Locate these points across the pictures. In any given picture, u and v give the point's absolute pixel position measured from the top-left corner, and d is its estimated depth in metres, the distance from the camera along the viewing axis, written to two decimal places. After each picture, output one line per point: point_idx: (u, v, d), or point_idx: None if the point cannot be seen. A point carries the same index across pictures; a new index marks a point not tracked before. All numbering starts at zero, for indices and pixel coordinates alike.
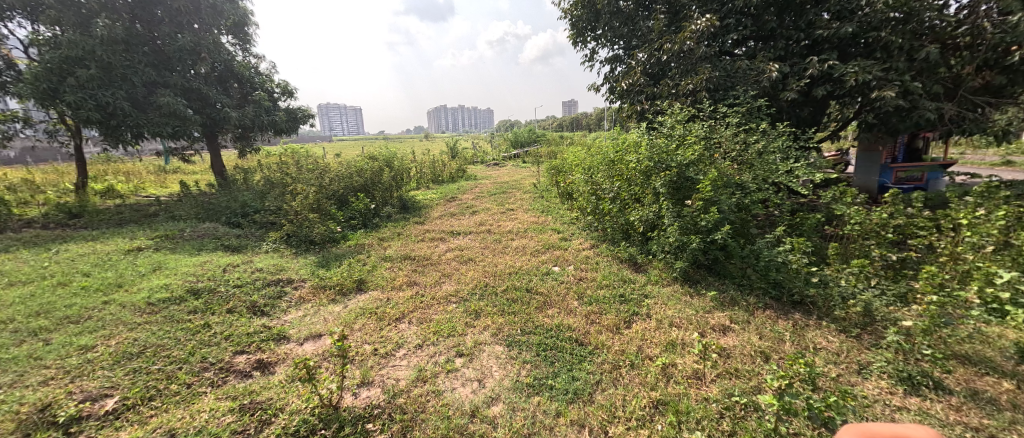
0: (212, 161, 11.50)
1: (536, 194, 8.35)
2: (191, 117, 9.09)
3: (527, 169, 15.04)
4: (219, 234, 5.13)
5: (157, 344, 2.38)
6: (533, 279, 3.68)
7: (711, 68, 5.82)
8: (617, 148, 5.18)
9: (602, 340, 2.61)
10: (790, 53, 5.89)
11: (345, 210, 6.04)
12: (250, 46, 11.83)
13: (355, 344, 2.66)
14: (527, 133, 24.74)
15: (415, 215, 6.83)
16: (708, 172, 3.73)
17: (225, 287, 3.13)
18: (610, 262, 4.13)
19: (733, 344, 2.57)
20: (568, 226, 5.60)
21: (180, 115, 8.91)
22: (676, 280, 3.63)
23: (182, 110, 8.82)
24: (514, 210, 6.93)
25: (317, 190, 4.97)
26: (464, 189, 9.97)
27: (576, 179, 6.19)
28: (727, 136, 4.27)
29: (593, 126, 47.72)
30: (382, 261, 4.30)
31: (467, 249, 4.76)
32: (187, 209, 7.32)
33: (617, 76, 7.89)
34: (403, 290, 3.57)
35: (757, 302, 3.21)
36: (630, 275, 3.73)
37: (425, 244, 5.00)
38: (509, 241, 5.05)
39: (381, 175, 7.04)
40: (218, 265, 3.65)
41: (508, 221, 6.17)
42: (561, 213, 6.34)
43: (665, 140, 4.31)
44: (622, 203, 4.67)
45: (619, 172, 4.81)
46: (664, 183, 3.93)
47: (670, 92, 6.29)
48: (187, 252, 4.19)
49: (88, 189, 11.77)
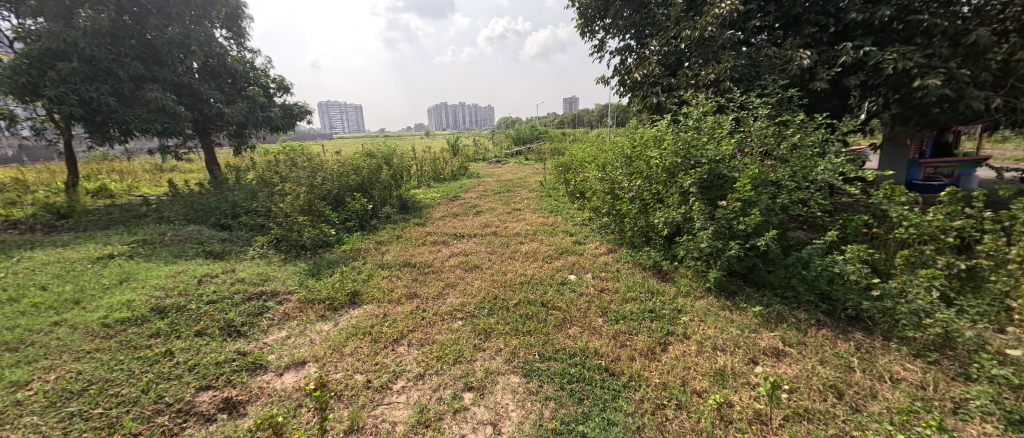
0: (206, 159, 11.08)
1: (543, 193, 7.93)
2: (182, 114, 8.65)
3: (530, 166, 14.61)
4: (203, 238, 4.73)
5: (105, 379, 1.98)
6: (549, 291, 3.27)
7: (735, 56, 5.37)
8: (636, 144, 4.76)
9: (637, 369, 2.19)
10: (817, 40, 5.41)
11: (340, 211, 5.64)
12: (243, 40, 11.40)
13: (344, 374, 2.26)
14: (528, 129, 24.27)
15: (416, 216, 6.42)
16: (745, 170, 3.30)
17: (197, 303, 2.73)
18: (632, 270, 3.72)
19: (794, 375, 2.15)
20: (582, 228, 5.19)
21: (169, 111, 8.47)
22: (710, 292, 3.21)
23: (171, 106, 8.39)
24: (520, 210, 6.52)
25: (309, 191, 4.57)
26: (467, 188, 9.56)
27: (589, 177, 5.77)
28: (762, 129, 3.82)
29: (595, 123, 47.19)
30: (378, 268, 3.90)
31: (472, 254, 4.34)
32: (176, 210, 6.93)
33: (628, 68, 7.43)
34: (402, 304, 3.16)
35: (808, 318, 2.79)
36: (657, 285, 3.31)
37: (426, 249, 4.60)
38: (518, 244, 4.64)
39: (379, 174, 6.62)
40: (194, 275, 3.24)
41: (515, 222, 5.75)
42: (573, 214, 5.93)
43: (691, 133, 3.87)
44: (642, 203, 4.26)
45: (639, 169, 4.39)
46: (694, 182, 3.50)
47: (688, 83, 5.85)
48: (163, 260, 3.79)
49: (79, 188, 11.39)
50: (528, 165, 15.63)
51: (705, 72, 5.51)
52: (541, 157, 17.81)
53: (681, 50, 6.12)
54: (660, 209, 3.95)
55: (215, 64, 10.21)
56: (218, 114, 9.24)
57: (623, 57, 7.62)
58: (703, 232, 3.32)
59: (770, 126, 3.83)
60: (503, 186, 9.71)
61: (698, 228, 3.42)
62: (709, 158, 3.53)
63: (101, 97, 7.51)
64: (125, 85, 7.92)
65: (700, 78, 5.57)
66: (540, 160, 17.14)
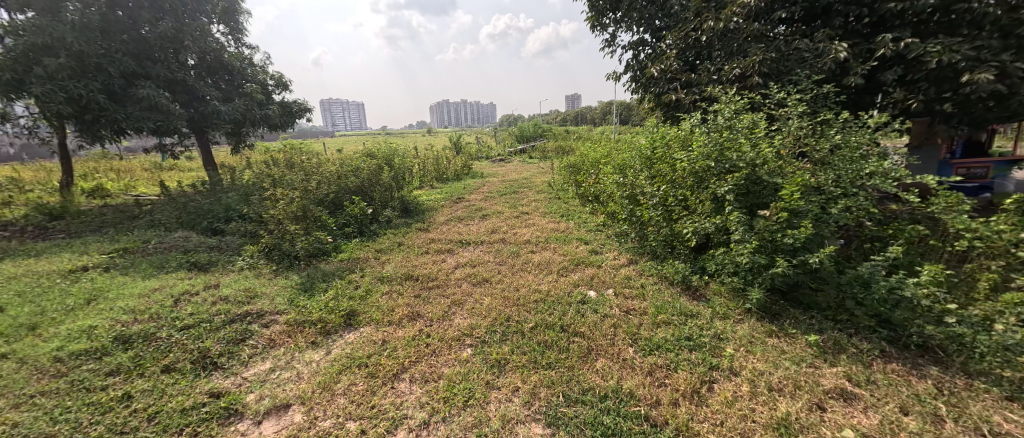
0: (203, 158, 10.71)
1: (552, 195, 7.55)
2: (176, 112, 8.27)
3: (535, 165, 14.25)
4: (190, 246, 4.40)
5: (45, 434, 1.63)
6: (568, 311, 2.92)
7: (763, 49, 4.96)
8: (659, 144, 4.38)
9: (684, 419, 1.84)
10: (850, 32, 4.96)
11: (337, 216, 5.30)
12: (241, 35, 11.03)
13: (334, 421, 1.91)
14: (532, 127, 23.82)
15: (418, 220, 6.08)
16: (791, 176, 2.92)
17: (171, 331, 2.38)
18: (659, 285, 3.35)
19: (875, 429, 1.79)
20: (597, 235, 4.81)
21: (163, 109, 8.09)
22: (751, 313, 2.84)
23: (165, 104, 8.00)
24: (529, 214, 6.17)
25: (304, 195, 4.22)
26: (471, 188, 9.22)
27: (603, 180, 5.40)
28: (804, 128, 3.42)
29: (599, 120, 46.68)
30: (378, 283, 3.54)
31: (480, 266, 3.98)
32: (168, 213, 6.63)
33: (642, 63, 7.03)
34: (404, 327, 2.80)
35: (871, 349, 2.42)
36: (690, 305, 2.94)
37: (429, 259, 4.24)
38: (530, 254, 4.28)
39: (378, 176, 6.26)
40: (171, 294, 2.90)
41: (524, 227, 5.41)
42: (586, 219, 5.55)
43: (725, 133, 3.48)
44: (667, 210, 3.88)
45: (663, 173, 4.01)
46: (729, 188, 3.13)
47: (710, 79, 5.44)
48: (143, 273, 3.46)
49: (74, 188, 11.12)
50: (533, 164, 15.23)
51: (729, 66, 5.10)
52: (545, 156, 17.41)
53: (702, 43, 5.70)
54: (688, 217, 3.59)
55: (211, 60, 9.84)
56: (215, 112, 8.91)
57: (636, 52, 7.21)
58: (742, 245, 2.94)
59: (812, 125, 3.43)
60: (509, 186, 9.36)
61: (735, 240, 3.05)
62: (749, 161, 3.14)
63: (90, 94, 7.15)
64: (116, 82, 7.54)
65: (724, 73, 5.17)
66: (545, 159, 16.74)
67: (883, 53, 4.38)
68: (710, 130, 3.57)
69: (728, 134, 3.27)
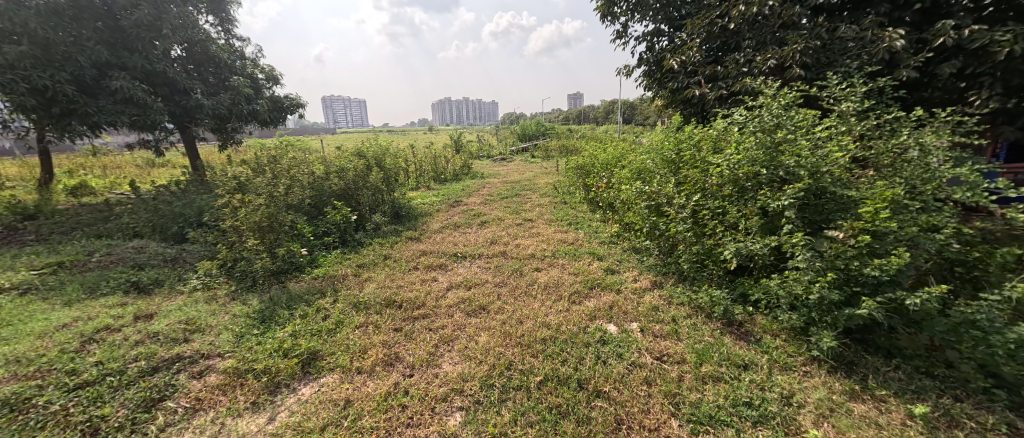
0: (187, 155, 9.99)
1: (558, 199, 6.93)
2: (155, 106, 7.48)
3: (538, 165, 13.63)
4: (142, 259, 3.82)
5: None
6: (585, 356, 2.31)
7: (803, 37, 4.31)
8: (687, 145, 3.76)
9: None
10: (894, 21, 4.14)
11: (317, 224, 4.70)
12: (230, 25, 10.38)
13: None
14: (533, 126, 23.11)
15: (409, 227, 5.48)
16: (871, 189, 2.29)
17: (53, 397, 1.79)
18: (694, 317, 2.75)
19: None
20: (612, 249, 4.20)
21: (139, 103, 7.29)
22: (819, 363, 2.23)
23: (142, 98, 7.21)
24: (533, 221, 5.57)
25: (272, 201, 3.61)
26: (471, 190, 8.62)
27: (618, 185, 4.78)
28: (874, 128, 2.78)
29: (602, 119, 45.99)
30: (352, 310, 2.93)
31: (476, 288, 3.37)
32: (138, 216, 6.04)
33: (659, 55, 6.38)
34: (377, 378, 2.20)
35: (998, 425, 1.80)
36: (739, 350, 2.34)
37: (417, 278, 3.62)
38: (535, 272, 3.67)
39: (365, 178, 5.64)
40: (84, 331, 2.30)
41: (528, 237, 4.81)
42: (598, 229, 4.94)
43: (776, 133, 2.84)
44: (700, 223, 3.26)
45: (693, 180, 3.40)
46: (790, 201, 2.49)
47: (738, 72, 4.81)
48: (69, 297, 2.88)
49: (55, 185, 10.56)
50: (535, 164, 14.59)
51: (763, 57, 4.46)
52: (548, 156, 16.74)
53: (729, 32, 5.05)
54: (729, 234, 2.98)
55: (195, 51, 9.12)
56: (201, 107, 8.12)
57: (651, 43, 6.56)
58: (806, 276, 2.32)
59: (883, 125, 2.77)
60: (511, 188, 8.77)
61: (794, 268, 2.42)
62: (811, 169, 2.52)
63: (57, 85, 6.32)
64: (88, 72, 6.71)
65: (757, 64, 4.53)
66: (547, 159, 16.12)
67: (941, 41, 3.53)
68: (757, 129, 2.94)
69: (784, 135, 2.63)
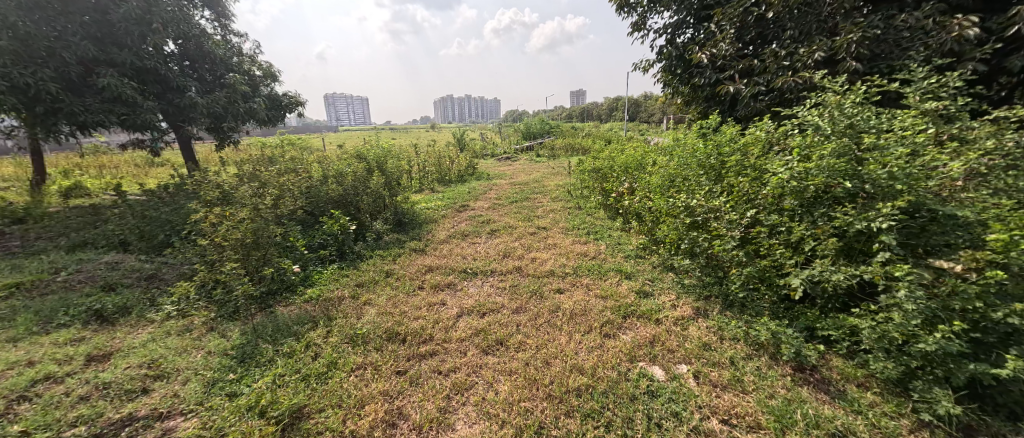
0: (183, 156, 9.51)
1: (572, 204, 6.47)
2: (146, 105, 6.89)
3: (546, 166, 13.16)
4: (113, 278, 3.39)
5: None
6: (635, 418, 1.89)
7: (857, 25, 3.80)
8: (730, 149, 3.29)
9: None
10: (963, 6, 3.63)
11: (311, 236, 4.26)
12: (226, 20, 9.95)
13: None
14: (538, 123, 22.57)
15: (413, 236, 5.04)
16: (995, 211, 1.83)
17: None
18: (757, 358, 2.30)
19: None
20: (641, 265, 3.75)
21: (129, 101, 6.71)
22: (930, 430, 1.78)
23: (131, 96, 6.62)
24: (548, 230, 5.12)
25: (257, 214, 3.18)
26: (478, 193, 8.16)
27: (644, 192, 4.32)
28: (970, 131, 2.30)
29: (606, 117, 45.36)
30: (348, 346, 2.50)
31: (491, 315, 2.93)
32: (123, 223, 5.64)
33: (684, 48, 5.88)
34: None
35: None
36: (824, 410, 1.89)
37: (422, 301, 3.18)
38: (556, 295, 3.22)
39: (364, 184, 5.20)
40: (16, 384, 1.90)
41: (544, 249, 4.37)
42: (622, 240, 4.48)
43: (852, 138, 2.38)
44: (753, 241, 2.81)
45: (743, 190, 2.94)
46: (883, 223, 2.04)
47: (778, 67, 4.31)
48: (18, 330, 2.47)
49: (47, 186, 10.17)
50: (541, 163, 14.11)
51: (810, 49, 3.96)
52: (554, 155, 16.24)
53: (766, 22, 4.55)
54: (792, 257, 2.53)
55: (189, 46, 8.65)
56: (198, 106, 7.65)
57: (673, 35, 6.05)
58: (909, 318, 1.86)
59: (981, 127, 2.29)
60: (520, 191, 8.31)
61: (890, 306, 1.97)
62: (907, 183, 2.06)
63: (39, 84, 5.74)
64: (73, 69, 6.14)
65: (801, 58, 4.04)
66: (553, 158, 15.63)
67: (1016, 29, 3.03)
68: (828, 133, 2.47)
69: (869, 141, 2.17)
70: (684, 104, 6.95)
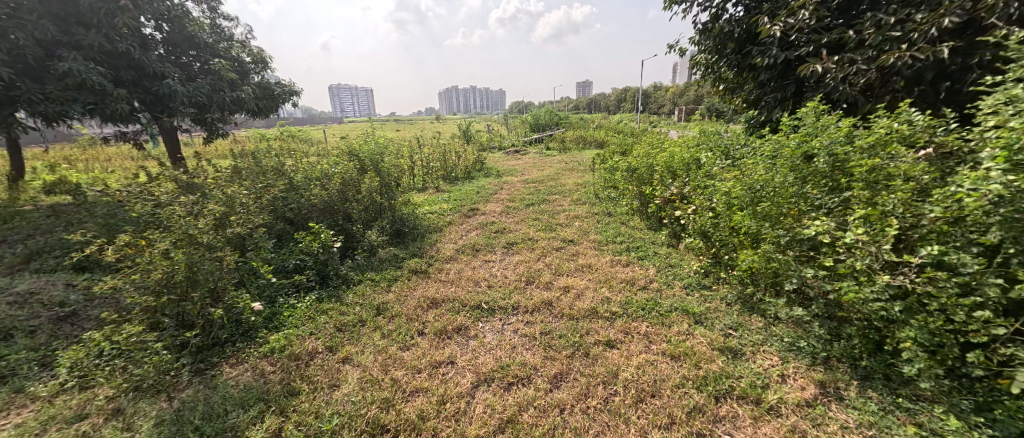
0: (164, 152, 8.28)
1: (600, 209, 5.53)
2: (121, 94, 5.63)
3: (559, 161, 12.13)
4: (12, 319, 2.54)
5: None
6: None
7: None
8: (853, 149, 2.34)
9: None
10: None
11: (286, 255, 3.42)
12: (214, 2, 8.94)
13: None
14: (547, 114, 21.49)
15: (413, 251, 4.17)
16: None
17: None
18: None
19: None
20: (712, 303, 2.83)
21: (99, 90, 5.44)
22: None
23: (101, 83, 5.36)
24: (577, 245, 4.20)
25: (192, 241, 2.30)
26: (487, 193, 7.24)
27: (706, 202, 3.38)
28: None
29: (615, 108, 43.91)
30: None
31: (519, 390, 2.05)
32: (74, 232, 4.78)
33: (740, 19, 4.85)
34: None
35: None
36: None
37: (422, 359, 2.33)
38: (607, 352, 2.34)
39: (353, 188, 4.32)
40: None
41: (577, 274, 3.47)
42: (675, 263, 3.56)
43: None
44: (915, 289, 1.88)
45: (891, 212, 2.00)
46: None
47: (882, 40, 3.32)
48: None
49: (19, 181, 9.28)
50: (554, 157, 13.08)
51: (936, 14, 2.97)
52: (565, 147, 15.25)
53: None
54: (999, 323, 1.61)
55: (170, 29, 7.49)
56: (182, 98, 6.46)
57: (723, 7, 5.01)
58: None
59: None
60: (535, 190, 7.36)
61: None
62: None
63: None
64: (27, 51, 4.86)
65: (918, 28, 3.08)
66: (565, 152, 14.60)
67: None
68: None
69: None
70: (728, 91, 5.96)
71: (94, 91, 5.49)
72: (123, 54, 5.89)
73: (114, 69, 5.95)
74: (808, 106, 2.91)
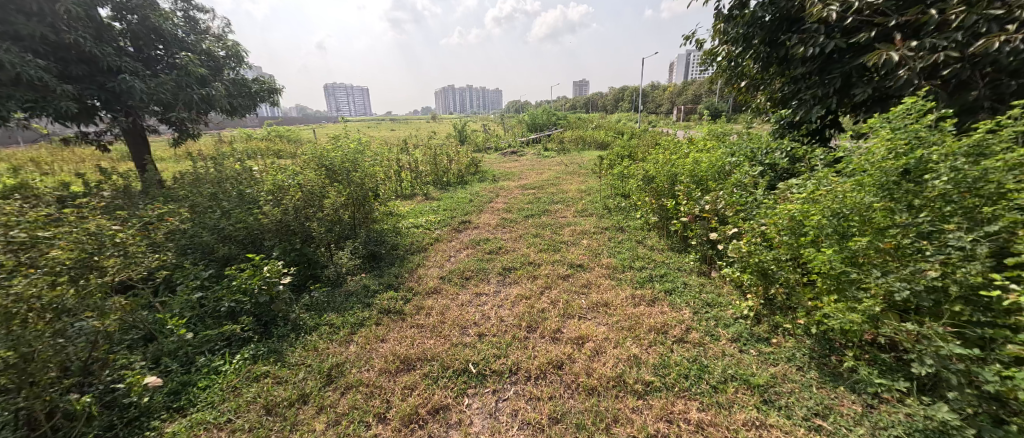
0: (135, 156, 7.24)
1: (610, 222, 4.82)
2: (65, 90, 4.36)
3: (559, 163, 11.42)
4: None
5: None
6: None
7: None
8: (999, 166, 1.61)
9: None
10: None
11: (220, 295, 2.67)
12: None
13: None
14: (544, 114, 20.75)
15: (388, 280, 3.42)
16: None
17: None
18: None
19: None
20: (777, 367, 2.12)
21: (36, 84, 4.18)
22: None
23: (38, 76, 4.11)
24: (587, 272, 3.48)
25: (1, 315, 1.51)
26: (481, 201, 6.49)
27: (757, 226, 2.65)
28: None
29: (613, 107, 43.25)
30: None
31: None
32: None
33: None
34: None
35: None
36: None
37: None
38: None
39: (314, 204, 3.54)
40: None
41: (590, 317, 2.76)
42: (714, 301, 2.84)
43: None
44: None
45: None
46: None
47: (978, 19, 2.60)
48: None
49: None
50: (553, 159, 12.36)
51: None
52: (564, 149, 14.50)
53: None
54: None
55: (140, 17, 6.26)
56: (145, 98, 5.17)
57: None
58: None
59: None
60: (534, 198, 6.63)
61: None
62: None
63: None
64: None
65: None
66: (565, 153, 13.89)
67: None
68: None
69: None
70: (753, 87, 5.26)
71: (32, 86, 4.29)
72: (72, 44, 4.65)
73: (60, 62, 4.70)
74: (901, 106, 2.18)
